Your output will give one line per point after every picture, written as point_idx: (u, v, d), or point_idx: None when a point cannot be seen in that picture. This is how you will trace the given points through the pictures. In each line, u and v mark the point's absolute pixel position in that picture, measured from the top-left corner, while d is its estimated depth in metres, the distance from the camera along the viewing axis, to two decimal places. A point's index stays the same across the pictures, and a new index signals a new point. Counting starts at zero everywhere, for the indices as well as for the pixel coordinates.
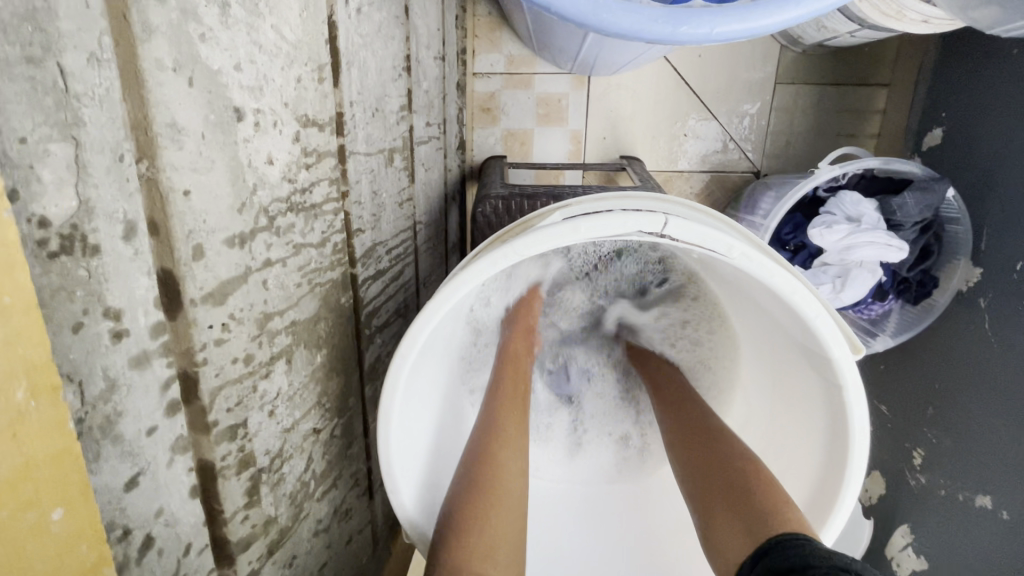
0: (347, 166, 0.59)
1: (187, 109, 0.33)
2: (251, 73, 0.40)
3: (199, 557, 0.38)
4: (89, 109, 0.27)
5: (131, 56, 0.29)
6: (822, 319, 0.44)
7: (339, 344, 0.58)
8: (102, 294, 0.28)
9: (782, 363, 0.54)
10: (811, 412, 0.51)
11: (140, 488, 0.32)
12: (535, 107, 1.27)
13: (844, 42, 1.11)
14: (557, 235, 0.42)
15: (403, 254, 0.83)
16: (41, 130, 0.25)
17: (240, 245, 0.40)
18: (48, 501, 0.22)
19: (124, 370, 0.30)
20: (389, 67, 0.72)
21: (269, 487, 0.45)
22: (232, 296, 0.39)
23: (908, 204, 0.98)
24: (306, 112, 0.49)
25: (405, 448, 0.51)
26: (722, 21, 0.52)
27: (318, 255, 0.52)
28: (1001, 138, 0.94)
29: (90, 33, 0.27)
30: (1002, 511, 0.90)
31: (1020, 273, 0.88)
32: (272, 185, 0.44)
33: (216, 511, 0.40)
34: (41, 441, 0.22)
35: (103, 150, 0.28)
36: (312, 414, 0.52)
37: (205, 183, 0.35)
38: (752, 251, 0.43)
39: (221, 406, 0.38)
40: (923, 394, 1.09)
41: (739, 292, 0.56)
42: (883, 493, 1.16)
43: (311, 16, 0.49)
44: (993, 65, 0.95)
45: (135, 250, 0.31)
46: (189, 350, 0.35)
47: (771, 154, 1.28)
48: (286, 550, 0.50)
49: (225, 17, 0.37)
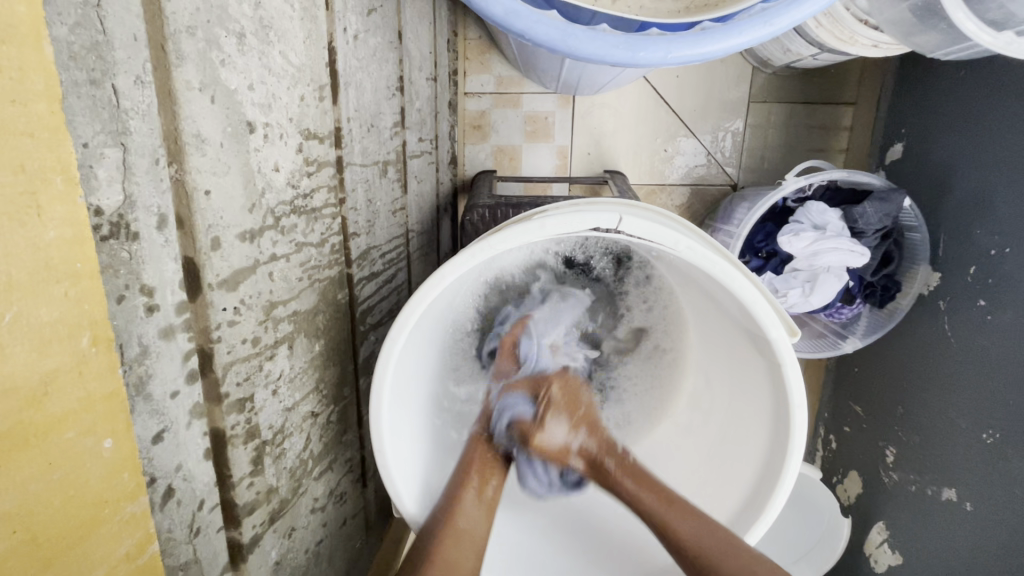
0: (344, 175, 0.65)
1: (210, 122, 0.39)
2: (262, 92, 0.47)
3: (210, 514, 0.43)
4: (135, 121, 0.33)
5: (167, 78, 0.35)
6: (759, 303, 0.50)
7: (336, 336, 0.64)
8: (139, 273, 0.34)
9: (735, 352, 0.60)
10: (760, 395, 0.56)
11: (164, 443, 0.37)
12: (523, 124, 1.35)
13: (808, 64, 1.19)
14: (525, 231, 0.49)
15: (396, 259, 0.89)
16: (99, 137, 0.31)
17: (250, 239, 0.45)
18: (101, 431, 0.28)
19: (154, 340, 0.36)
20: (383, 87, 0.79)
21: (272, 459, 0.51)
22: (243, 284, 0.45)
23: (869, 212, 1.05)
24: (308, 126, 0.55)
25: (398, 439, 0.56)
26: (675, 46, 0.59)
27: (317, 253, 0.58)
28: (954, 152, 1.01)
29: (136, 60, 0.33)
30: (966, 503, 0.94)
31: (973, 276, 0.96)
32: (278, 189, 0.50)
33: (225, 474, 0.45)
34: (99, 380, 0.27)
35: (144, 154, 0.34)
36: (310, 397, 0.58)
37: (222, 185, 0.42)
38: (697, 245, 0.49)
39: (231, 379, 0.44)
40: (892, 394, 1.14)
41: (694, 289, 0.61)
42: (860, 491, 1.21)
43: (313, 43, 0.56)
44: (945, 86, 1.03)
45: (165, 238, 0.36)
46: (207, 328, 0.41)
47: (747, 168, 1.36)
48: (285, 522, 0.54)
49: (242, 45, 0.43)
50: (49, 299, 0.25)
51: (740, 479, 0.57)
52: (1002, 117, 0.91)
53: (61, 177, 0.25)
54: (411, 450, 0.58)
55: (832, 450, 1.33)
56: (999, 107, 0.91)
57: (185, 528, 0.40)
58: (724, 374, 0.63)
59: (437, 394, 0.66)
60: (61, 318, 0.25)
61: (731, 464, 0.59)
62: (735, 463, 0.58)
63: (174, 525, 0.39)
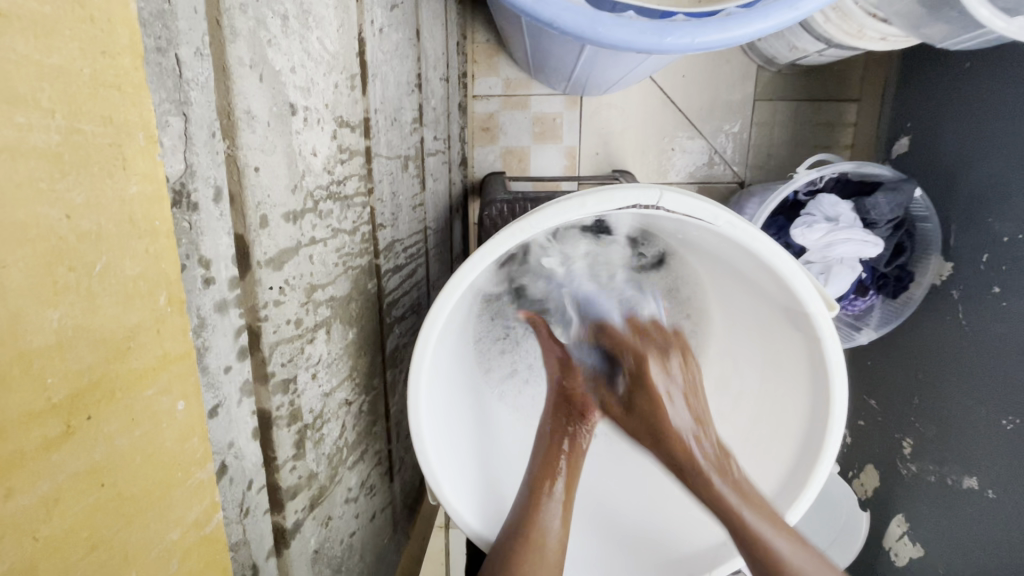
0: (372, 165, 0.65)
1: (258, 100, 0.40)
2: (302, 76, 0.47)
3: (257, 495, 0.43)
4: (194, 92, 0.33)
5: (222, 53, 0.36)
6: (798, 277, 0.50)
7: (367, 325, 0.64)
8: (198, 244, 0.34)
9: (769, 333, 0.59)
10: (796, 373, 0.56)
11: (218, 419, 0.37)
12: (531, 126, 1.36)
13: (814, 61, 1.21)
14: (566, 208, 0.49)
15: (417, 254, 0.89)
16: (163, 105, 0.31)
17: (293, 221, 0.46)
18: (175, 392, 0.28)
19: (210, 313, 0.36)
20: (404, 83, 0.80)
21: (312, 444, 0.50)
22: (288, 264, 0.45)
23: (881, 203, 1.06)
24: (341, 114, 0.56)
25: (439, 429, 0.55)
26: (700, 32, 0.60)
27: (350, 240, 0.58)
28: (963, 142, 1.03)
29: (196, 32, 0.33)
30: (989, 490, 0.94)
31: (987, 263, 0.97)
32: (316, 173, 0.50)
33: (271, 456, 0.44)
34: (173, 340, 0.27)
35: (202, 126, 0.34)
36: (344, 384, 0.57)
37: (269, 163, 0.42)
38: (738, 220, 0.49)
39: (276, 359, 0.44)
40: (908, 385, 1.14)
41: (722, 270, 0.61)
42: (878, 484, 1.20)
43: (345, 33, 0.56)
44: (951, 78, 1.05)
45: (220, 212, 0.36)
46: (255, 306, 0.41)
47: (754, 165, 1.37)
48: (323, 510, 0.54)
49: (285, 28, 0.44)
50: (133, 254, 0.25)
51: (780, 458, 0.57)
52: (1008, 107, 0.93)
53: (142, 133, 0.25)
54: (452, 440, 0.58)
55: (848, 444, 1.32)
56: (1005, 97, 0.93)
57: (237, 508, 0.40)
58: (755, 358, 0.62)
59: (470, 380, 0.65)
60: (142, 273, 0.25)
61: (769, 443, 0.59)
62: (773, 443, 0.59)
63: (227, 503, 0.39)
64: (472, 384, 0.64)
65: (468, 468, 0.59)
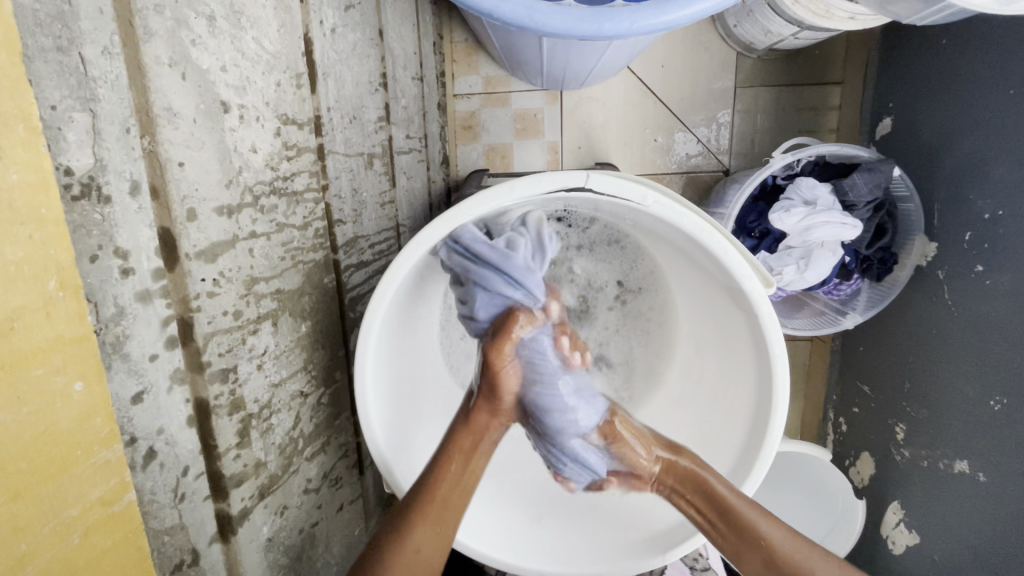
0: (326, 162, 0.65)
1: (182, 98, 0.41)
2: (236, 74, 0.48)
3: (195, 482, 0.46)
4: (103, 89, 0.36)
5: (136, 52, 0.37)
6: (730, 254, 0.51)
7: (324, 319, 0.65)
8: (112, 236, 0.37)
9: (716, 316, 0.59)
10: (744, 352, 0.56)
11: (144, 405, 0.40)
12: (512, 122, 1.35)
13: (790, 45, 1.18)
14: (494, 194, 0.52)
15: (387, 251, 0.90)
16: (67, 101, 0.34)
17: (228, 215, 0.46)
18: (71, 374, 0.33)
19: (130, 302, 0.39)
20: (365, 82, 0.81)
21: (259, 433, 0.52)
22: (222, 256, 0.46)
23: (859, 183, 1.02)
24: (286, 112, 0.56)
25: (389, 417, 0.58)
26: (640, 16, 0.60)
27: (300, 235, 0.59)
28: (941, 118, 1.00)
29: (104, 31, 0.35)
30: (979, 473, 0.88)
31: (970, 241, 0.94)
32: (256, 169, 0.51)
33: (211, 444, 0.46)
34: (66, 324, 0.32)
35: (114, 122, 0.36)
36: (298, 376, 0.58)
37: (197, 158, 0.43)
38: (665, 198, 0.51)
39: (213, 350, 0.45)
40: (898, 369, 1.09)
41: (668, 258, 0.62)
42: (872, 472, 1.14)
43: (288, 32, 0.57)
44: (927, 54, 1.03)
45: (139, 204, 0.39)
46: (185, 298, 0.42)
47: (738, 153, 1.32)
48: (277, 498, 0.55)
49: (212, 27, 0.45)
50: (17, 240, 0.30)
51: (734, 439, 0.57)
52: (984, 80, 0.90)
53: (23, 125, 0.29)
54: (404, 429, 0.60)
55: (842, 433, 1.27)
56: (982, 72, 0.91)
57: (170, 492, 0.43)
58: (708, 343, 0.62)
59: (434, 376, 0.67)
60: (26, 258, 0.30)
61: (724, 424, 0.59)
62: (726, 424, 0.59)
63: (157, 488, 0.42)
64: (433, 378, 0.66)
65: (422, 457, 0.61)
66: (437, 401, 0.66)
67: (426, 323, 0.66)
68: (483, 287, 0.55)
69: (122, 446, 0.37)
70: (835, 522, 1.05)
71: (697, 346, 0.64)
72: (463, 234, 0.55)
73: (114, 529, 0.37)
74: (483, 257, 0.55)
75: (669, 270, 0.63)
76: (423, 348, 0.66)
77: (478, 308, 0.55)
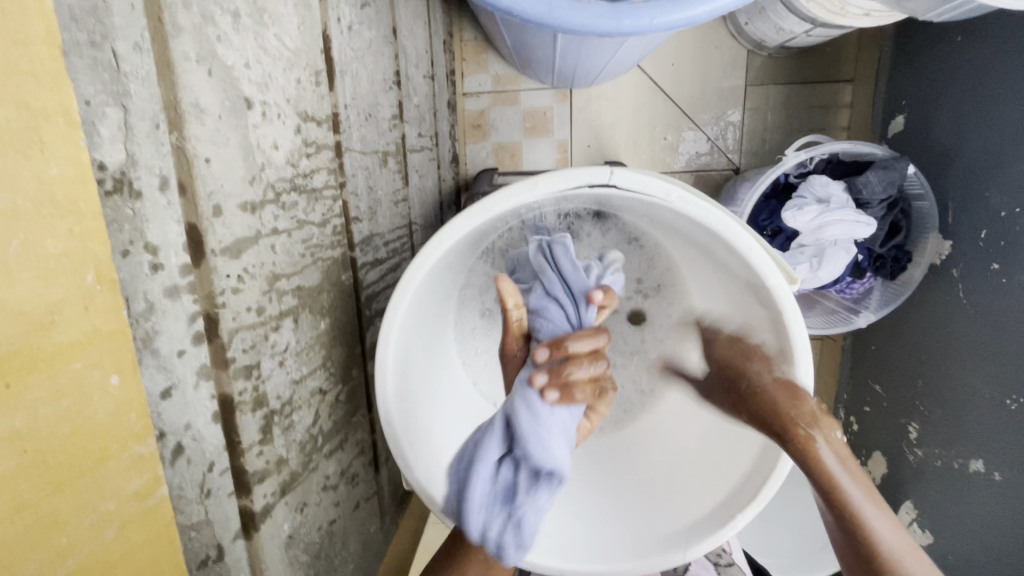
0: (343, 160, 0.65)
1: (208, 94, 0.41)
2: (259, 71, 0.48)
3: (220, 478, 0.46)
4: (134, 84, 0.36)
5: (165, 49, 0.37)
6: (753, 250, 0.51)
7: (341, 316, 0.65)
8: (143, 231, 0.37)
9: (735, 313, 0.59)
10: (765, 349, 0.56)
11: (172, 400, 0.40)
12: (522, 121, 1.35)
13: (802, 42, 1.17)
14: (517, 190, 0.52)
15: (400, 249, 0.90)
16: (100, 96, 0.34)
17: (251, 212, 0.46)
18: (108, 368, 0.33)
19: (159, 298, 0.39)
20: (380, 80, 0.81)
21: (281, 429, 0.52)
22: (246, 253, 0.46)
23: (873, 181, 1.02)
24: (306, 109, 0.56)
25: (408, 413, 0.57)
26: (659, 12, 0.60)
27: (319, 233, 0.59)
28: (955, 116, 0.99)
29: (135, 27, 0.35)
30: (995, 473, 0.87)
31: (985, 240, 0.93)
32: (278, 166, 0.51)
33: (235, 440, 0.46)
34: (103, 318, 0.32)
35: (144, 117, 0.36)
36: (317, 373, 0.59)
37: (222, 155, 0.43)
38: (689, 194, 0.51)
39: (237, 346, 0.45)
40: (911, 368, 1.09)
41: (687, 256, 0.62)
42: (884, 472, 1.14)
43: (308, 30, 0.57)
44: (941, 51, 1.02)
45: (168, 200, 0.39)
46: (211, 293, 0.42)
47: (749, 151, 1.32)
48: (297, 495, 0.55)
49: (236, 24, 0.44)
50: (57, 233, 0.30)
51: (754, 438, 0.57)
52: (999, 77, 0.89)
53: (63, 119, 0.29)
54: (423, 426, 0.59)
55: (853, 432, 1.26)
56: (996, 69, 0.90)
57: (196, 488, 0.43)
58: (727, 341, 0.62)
59: (450, 374, 0.67)
60: (66, 252, 0.30)
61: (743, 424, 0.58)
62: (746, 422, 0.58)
63: (185, 483, 0.42)
64: (449, 376, 0.66)
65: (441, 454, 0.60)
66: (453, 397, 0.66)
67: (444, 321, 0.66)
68: (546, 284, 0.58)
69: (154, 441, 0.37)
70: None
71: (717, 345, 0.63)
72: (559, 241, 0.60)
73: (148, 524, 0.37)
74: (557, 259, 0.58)
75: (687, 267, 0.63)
76: (440, 346, 0.66)
77: (527, 298, 0.59)
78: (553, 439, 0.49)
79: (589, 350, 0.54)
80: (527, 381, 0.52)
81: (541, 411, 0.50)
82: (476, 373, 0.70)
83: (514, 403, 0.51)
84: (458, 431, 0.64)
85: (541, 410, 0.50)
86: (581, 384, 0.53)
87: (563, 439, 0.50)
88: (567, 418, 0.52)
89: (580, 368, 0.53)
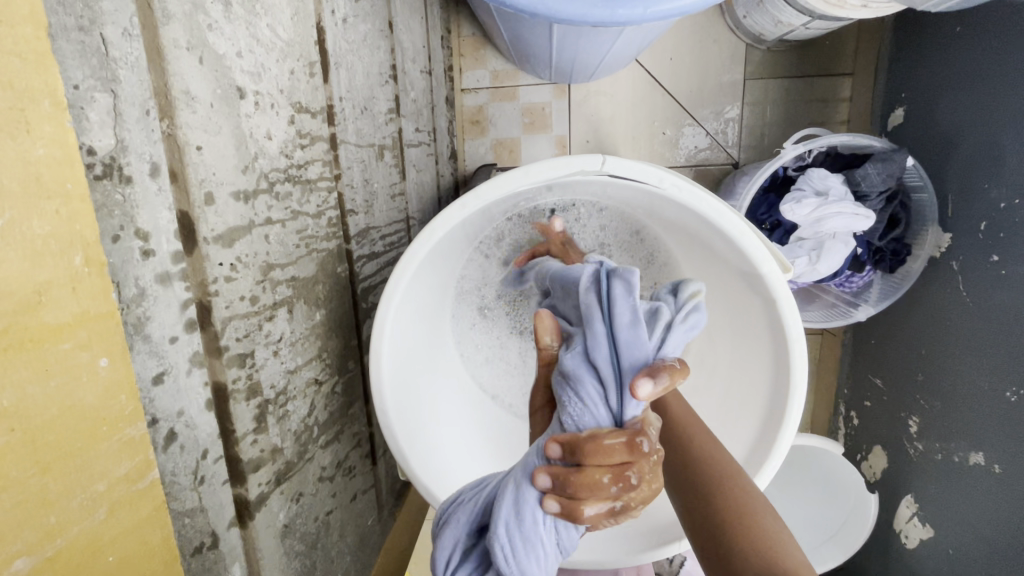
0: (339, 152, 0.65)
1: (199, 82, 0.41)
2: (251, 60, 0.48)
3: (214, 465, 0.46)
4: (123, 70, 0.36)
5: (155, 36, 0.37)
6: (746, 236, 0.51)
7: (337, 308, 0.65)
8: (134, 216, 0.37)
9: (730, 304, 0.59)
10: (759, 340, 0.56)
11: (165, 386, 0.40)
12: (520, 116, 1.35)
13: (800, 35, 1.17)
14: (511, 179, 0.52)
15: (398, 243, 0.90)
16: (89, 81, 0.34)
17: (244, 200, 0.47)
18: (96, 350, 0.33)
19: (150, 284, 0.39)
20: (376, 74, 0.81)
21: (275, 419, 0.52)
22: (240, 242, 0.46)
23: (871, 174, 1.01)
24: (300, 100, 0.56)
25: (403, 403, 0.57)
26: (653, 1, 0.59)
27: (314, 224, 0.59)
28: (955, 108, 0.98)
29: (123, 13, 0.35)
30: (995, 465, 0.87)
31: (985, 232, 0.92)
32: (271, 156, 0.51)
33: (229, 428, 0.46)
34: (91, 300, 0.33)
35: (134, 104, 0.37)
36: (312, 364, 0.59)
37: (214, 143, 0.43)
38: (682, 181, 0.52)
39: (231, 334, 0.45)
40: (911, 361, 1.08)
41: (682, 247, 0.62)
42: (885, 466, 1.13)
43: (301, 21, 0.57)
44: (940, 43, 1.01)
45: (158, 186, 0.39)
46: (204, 281, 0.42)
47: (748, 145, 1.31)
48: (292, 485, 0.55)
49: (228, 13, 0.45)
50: (44, 213, 0.30)
51: (747, 426, 0.56)
52: (997, 68, 0.89)
53: (49, 100, 0.30)
54: (418, 417, 0.59)
55: (854, 427, 1.26)
56: (995, 59, 0.89)
57: (189, 475, 0.43)
58: (722, 331, 0.62)
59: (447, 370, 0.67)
60: (53, 233, 0.30)
61: (736, 417, 0.58)
62: (738, 415, 0.58)
63: (178, 470, 0.42)
64: (446, 369, 0.67)
65: (437, 446, 0.61)
66: (450, 391, 0.66)
67: (439, 313, 0.66)
68: (595, 335, 0.47)
69: (144, 425, 0.38)
70: (849, 514, 1.04)
71: (712, 338, 0.64)
72: (624, 278, 0.49)
73: (138, 506, 0.38)
74: (611, 310, 0.48)
75: (681, 258, 0.64)
76: (437, 339, 0.66)
77: (571, 351, 0.49)
78: (524, 549, 0.43)
79: (613, 459, 0.40)
80: (531, 475, 0.43)
81: (526, 520, 0.43)
82: (473, 367, 0.70)
83: (506, 497, 0.44)
84: (454, 423, 0.64)
85: (529, 519, 0.43)
86: (593, 501, 0.39)
87: (540, 556, 0.43)
88: (560, 525, 0.43)
89: (597, 479, 0.40)
